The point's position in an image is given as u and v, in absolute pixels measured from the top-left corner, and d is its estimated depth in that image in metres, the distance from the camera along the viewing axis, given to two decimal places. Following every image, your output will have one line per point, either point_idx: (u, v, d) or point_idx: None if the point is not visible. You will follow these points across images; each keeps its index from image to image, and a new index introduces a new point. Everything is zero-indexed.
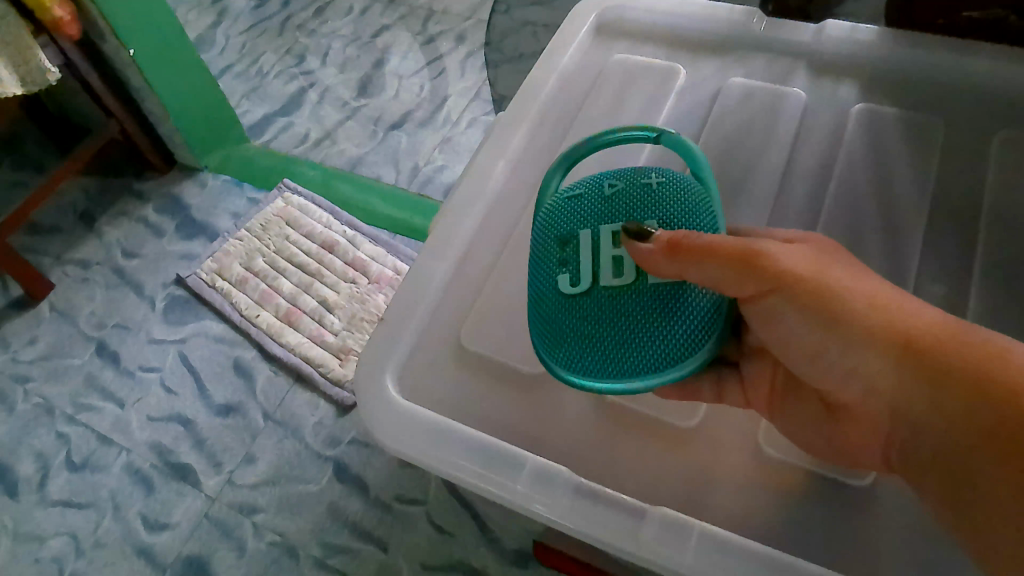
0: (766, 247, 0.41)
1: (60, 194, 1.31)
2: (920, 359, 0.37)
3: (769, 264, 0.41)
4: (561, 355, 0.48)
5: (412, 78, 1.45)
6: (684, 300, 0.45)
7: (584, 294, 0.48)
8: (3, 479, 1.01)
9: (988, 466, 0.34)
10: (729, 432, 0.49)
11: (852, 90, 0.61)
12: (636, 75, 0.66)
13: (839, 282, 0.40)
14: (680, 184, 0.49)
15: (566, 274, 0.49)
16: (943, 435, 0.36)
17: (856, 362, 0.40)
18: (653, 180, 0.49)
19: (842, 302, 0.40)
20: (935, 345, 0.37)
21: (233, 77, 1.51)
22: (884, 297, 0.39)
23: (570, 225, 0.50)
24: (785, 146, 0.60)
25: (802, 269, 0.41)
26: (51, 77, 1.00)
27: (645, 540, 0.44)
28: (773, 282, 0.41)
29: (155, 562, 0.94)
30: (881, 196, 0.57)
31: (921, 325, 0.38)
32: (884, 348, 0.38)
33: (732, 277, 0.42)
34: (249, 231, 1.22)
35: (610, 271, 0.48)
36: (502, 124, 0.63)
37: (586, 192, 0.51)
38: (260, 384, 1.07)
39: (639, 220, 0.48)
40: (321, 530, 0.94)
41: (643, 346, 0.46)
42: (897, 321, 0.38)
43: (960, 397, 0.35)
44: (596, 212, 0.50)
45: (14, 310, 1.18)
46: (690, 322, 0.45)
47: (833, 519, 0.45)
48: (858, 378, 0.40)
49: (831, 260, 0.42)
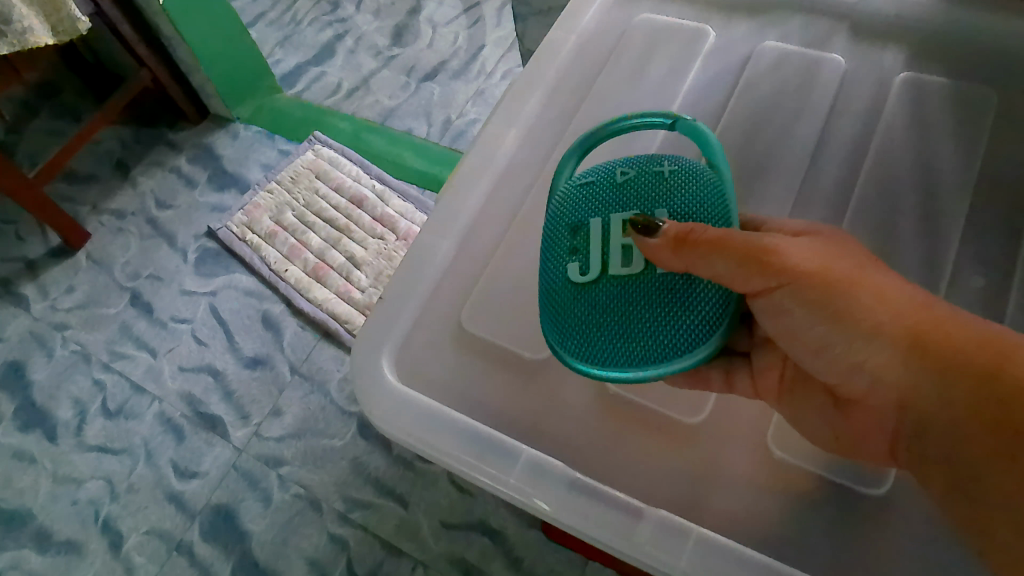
0: (775, 241, 0.38)
1: (96, 142, 1.30)
2: (930, 350, 0.35)
3: (777, 258, 0.38)
4: (567, 343, 0.45)
5: (448, 26, 1.41)
6: (693, 288, 0.42)
7: (593, 282, 0.45)
8: (42, 423, 1.03)
9: (994, 463, 0.32)
10: (738, 428, 0.47)
11: (898, 56, 0.56)
12: (664, 34, 0.61)
13: (846, 273, 0.38)
14: (693, 174, 0.45)
15: (576, 262, 0.46)
16: (949, 430, 0.34)
17: (864, 357, 0.37)
18: (664, 168, 0.46)
19: (852, 296, 0.37)
20: (946, 338, 0.35)
21: (266, 24, 1.47)
22: (891, 289, 0.37)
23: (581, 212, 0.47)
24: (821, 115, 0.55)
25: (810, 262, 0.38)
26: (82, 26, 0.96)
27: (639, 540, 0.42)
28: (781, 276, 0.38)
29: (185, 508, 0.95)
30: (924, 171, 0.52)
31: (930, 318, 0.36)
32: (892, 342, 0.36)
33: (736, 274, 0.39)
34: (279, 183, 1.21)
35: (619, 258, 0.45)
36: (518, 88, 0.60)
37: (595, 180, 0.47)
38: (287, 338, 1.07)
39: (648, 210, 0.45)
40: (344, 484, 0.94)
41: (652, 333, 0.43)
42: (906, 313, 0.36)
43: (971, 385, 0.33)
44: (606, 200, 0.46)
45: (53, 258, 1.18)
46: (699, 310, 0.42)
47: (840, 528, 0.43)
48: (866, 372, 0.38)
49: (841, 251, 0.39)
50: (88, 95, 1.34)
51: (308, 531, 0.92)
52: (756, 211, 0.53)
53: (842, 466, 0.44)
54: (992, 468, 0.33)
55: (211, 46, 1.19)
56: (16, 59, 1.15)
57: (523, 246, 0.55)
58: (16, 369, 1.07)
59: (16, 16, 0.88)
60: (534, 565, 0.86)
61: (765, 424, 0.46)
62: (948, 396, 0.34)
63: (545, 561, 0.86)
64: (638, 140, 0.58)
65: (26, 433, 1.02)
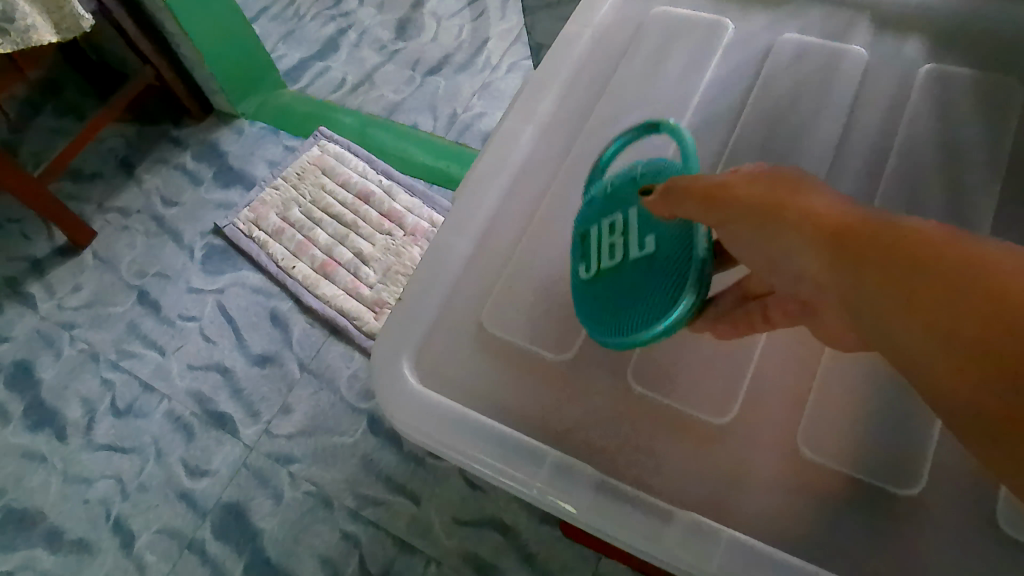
0: (728, 175, 0.35)
1: (101, 139, 1.29)
2: (849, 248, 0.29)
3: (728, 192, 0.35)
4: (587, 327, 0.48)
5: (451, 19, 1.40)
6: (654, 266, 0.43)
7: (593, 277, 0.48)
8: (52, 423, 1.02)
9: (947, 365, 0.26)
10: (767, 428, 0.46)
11: (921, 46, 0.55)
12: (681, 27, 0.60)
13: (781, 186, 0.33)
14: (663, 172, 0.46)
15: (584, 264, 0.49)
16: (897, 336, 0.28)
17: (797, 265, 0.32)
18: (637, 173, 0.47)
19: (784, 207, 0.32)
20: (874, 229, 0.29)
21: (269, 19, 1.46)
22: (822, 198, 0.32)
23: (586, 223, 0.50)
24: (843, 108, 0.54)
25: (749, 189, 0.34)
26: (86, 23, 0.95)
27: (669, 542, 0.43)
28: (725, 210, 0.35)
29: (196, 507, 0.95)
30: (948, 164, 0.51)
31: (862, 215, 0.30)
32: (816, 239, 0.31)
33: (702, 214, 0.36)
34: (285, 179, 1.20)
35: (607, 254, 0.47)
36: (533, 84, 0.59)
37: (590, 201, 0.50)
38: (296, 335, 1.06)
39: (624, 216, 0.47)
40: (355, 481, 0.94)
41: (636, 306, 0.44)
42: (835, 213, 0.31)
43: (900, 274, 0.27)
44: (596, 214, 0.49)
45: (59, 256, 1.18)
46: (662, 284, 0.42)
47: (873, 531, 0.42)
48: (808, 282, 0.33)
49: (788, 172, 0.34)
50: (91, 93, 1.33)
51: (319, 529, 0.92)
52: None
53: (874, 466, 0.43)
54: (939, 375, 0.26)
55: (215, 43, 1.18)
56: (19, 57, 1.13)
57: (542, 244, 0.54)
58: (24, 368, 1.07)
59: (19, 14, 0.87)
60: (547, 560, 0.85)
61: (794, 424, 0.45)
62: (891, 282, 0.27)
63: (558, 556, 0.85)
64: None
65: (35, 433, 1.02)
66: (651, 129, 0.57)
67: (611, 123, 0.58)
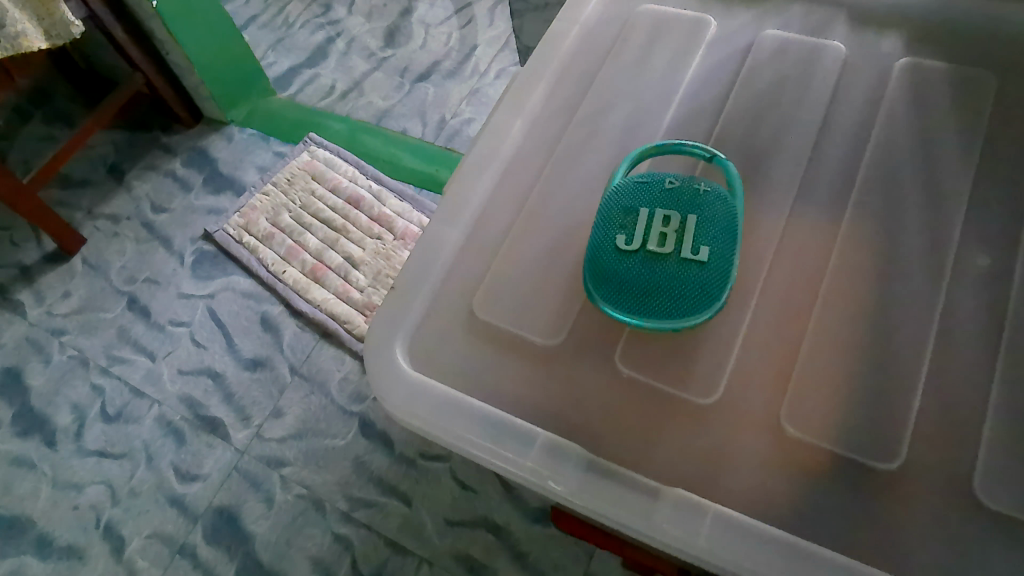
0: None
1: (91, 147, 1.30)
2: None
3: None
4: (608, 298, 0.48)
5: (440, 27, 1.41)
6: (686, 274, 0.47)
7: (633, 252, 0.47)
8: (41, 429, 1.02)
9: None
10: (748, 410, 0.47)
11: (897, 42, 0.57)
12: (664, 26, 0.62)
13: None
14: (726, 199, 0.49)
15: (623, 233, 0.48)
16: None
17: None
18: (702, 187, 0.49)
19: None
20: None
21: (259, 27, 1.47)
22: None
23: (604, 210, 0.50)
24: (821, 103, 0.56)
25: None
26: (76, 30, 0.95)
27: (657, 518, 0.45)
28: None
29: (187, 511, 0.95)
30: (925, 155, 0.52)
31: None
32: None
33: None
34: (275, 185, 1.21)
35: (655, 239, 0.47)
36: (519, 84, 0.61)
37: (645, 181, 0.49)
38: (287, 338, 1.07)
39: (681, 212, 0.48)
40: (346, 483, 0.94)
41: (674, 298, 0.47)
42: None
43: None
44: (652, 197, 0.49)
45: (48, 263, 1.18)
46: (693, 291, 0.47)
47: (852, 508, 0.44)
48: None
49: None
50: (81, 101, 1.34)
51: (311, 531, 0.92)
52: (758, 198, 0.53)
53: (855, 441, 0.45)
54: None
55: (205, 49, 1.18)
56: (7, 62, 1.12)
57: (529, 236, 0.55)
58: (13, 375, 1.07)
59: (10, 21, 0.87)
60: (539, 559, 0.86)
61: (776, 404, 0.47)
62: None
63: (551, 555, 0.86)
64: (641, 131, 0.58)
65: (25, 439, 1.01)
66: (636, 127, 0.58)
67: (598, 118, 0.59)
